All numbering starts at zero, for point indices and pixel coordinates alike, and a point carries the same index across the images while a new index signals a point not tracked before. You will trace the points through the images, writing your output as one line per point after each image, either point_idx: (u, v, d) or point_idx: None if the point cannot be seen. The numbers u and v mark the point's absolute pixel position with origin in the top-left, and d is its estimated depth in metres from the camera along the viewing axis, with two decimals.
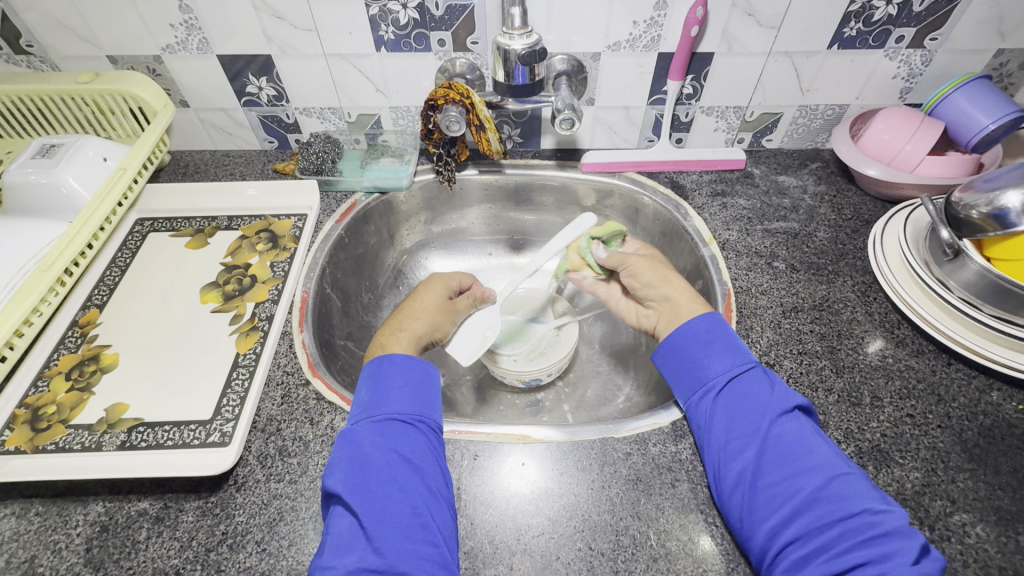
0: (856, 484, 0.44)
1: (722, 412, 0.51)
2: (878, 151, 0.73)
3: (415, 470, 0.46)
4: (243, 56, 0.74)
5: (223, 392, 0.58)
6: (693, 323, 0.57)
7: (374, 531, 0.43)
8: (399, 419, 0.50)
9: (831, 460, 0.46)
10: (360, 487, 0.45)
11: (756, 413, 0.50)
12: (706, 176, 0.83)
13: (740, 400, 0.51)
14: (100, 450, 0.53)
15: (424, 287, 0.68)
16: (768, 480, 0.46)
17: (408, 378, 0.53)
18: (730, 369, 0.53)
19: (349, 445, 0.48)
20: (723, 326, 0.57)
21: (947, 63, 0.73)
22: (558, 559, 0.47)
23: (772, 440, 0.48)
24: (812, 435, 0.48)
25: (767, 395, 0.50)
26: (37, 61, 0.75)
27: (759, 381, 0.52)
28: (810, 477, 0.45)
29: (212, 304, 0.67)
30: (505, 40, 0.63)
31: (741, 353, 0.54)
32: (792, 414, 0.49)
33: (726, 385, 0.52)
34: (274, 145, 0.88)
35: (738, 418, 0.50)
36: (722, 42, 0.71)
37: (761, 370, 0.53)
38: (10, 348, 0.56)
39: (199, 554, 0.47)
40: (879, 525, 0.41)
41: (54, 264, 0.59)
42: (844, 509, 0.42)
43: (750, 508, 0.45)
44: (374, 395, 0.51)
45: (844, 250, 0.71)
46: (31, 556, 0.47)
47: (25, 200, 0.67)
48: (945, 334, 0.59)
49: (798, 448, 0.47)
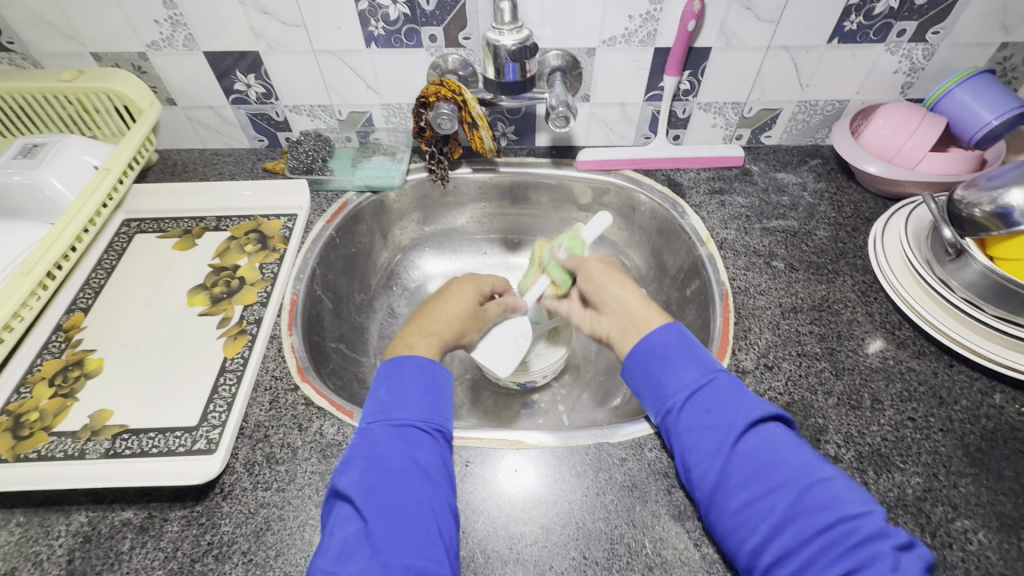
0: (831, 492, 0.42)
1: (687, 430, 0.48)
2: (879, 148, 0.71)
3: (431, 482, 0.45)
4: (231, 53, 0.72)
5: (210, 398, 0.57)
6: (654, 335, 0.54)
7: (380, 542, 0.41)
8: (415, 426, 0.48)
9: (804, 468, 0.44)
10: (373, 490, 0.44)
11: (720, 428, 0.47)
12: (704, 173, 0.82)
13: (704, 416, 0.48)
14: (84, 458, 0.52)
15: (457, 286, 0.64)
16: (740, 500, 0.44)
17: (430, 384, 0.51)
18: (692, 382, 0.50)
19: (366, 447, 0.46)
20: (683, 337, 0.54)
21: (950, 57, 0.72)
22: (552, 569, 0.46)
23: (740, 454, 0.45)
24: (784, 442, 0.46)
25: (731, 408, 0.48)
26: (19, 58, 0.74)
27: (723, 393, 0.49)
28: (785, 489, 0.43)
29: (200, 307, 0.66)
30: (494, 36, 0.61)
31: (703, 364, 0.51)
32: (761, 423, 0.47)
33: (689, 402, 0.49)
34: (264, 144, 0.86)
35: (701, 436, 0.47)
36: (719, 37, 0.70)
37: (724, 381, 0.50)
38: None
39: (184, 566, 0.46)
40: (858, 534, 0.40)
41: (33, 270, 0.57)
42: (821, 522, 0.41)
43: (730, 527, 0.44)
44: (391, 396, 0.50)
45: (844, 249, 0.70)
46: (12, 567, 0.46)
47: (7, 201, 0.66)
48: (945, 334, 0.58)
49: (766, 460, 0.45)
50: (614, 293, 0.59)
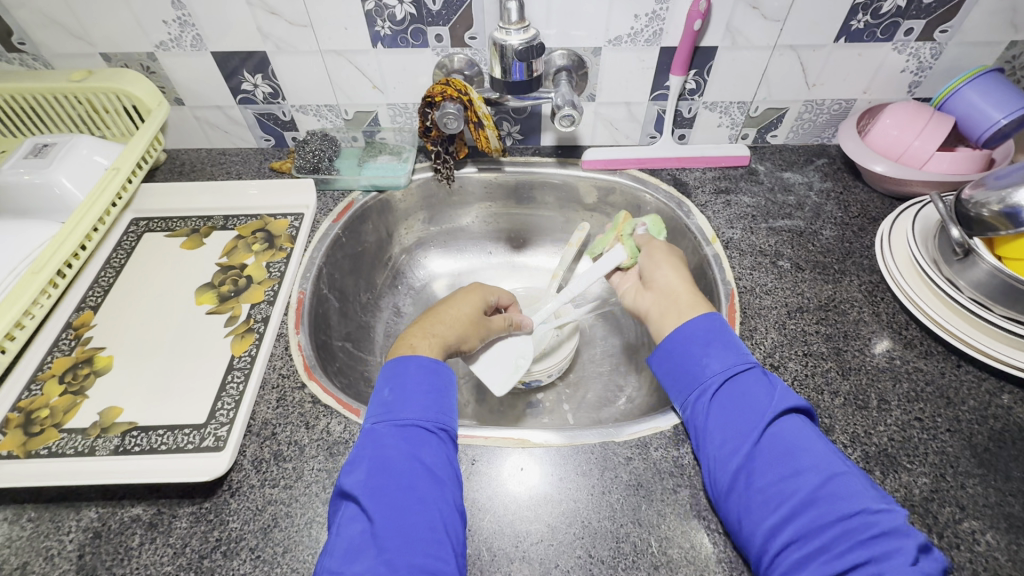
0: (857, 484, 0.43)
1: (720, 411, 0.49)
2: (886, 147, 0.71)
3: (436, 480, 0.45)
4: (239, 53, 0.73)
5: (218, 396, 0.57)
6: (698, 319, 0.55)
7: (385, 541, 0.41)
8: (420, 425, 0.48)
9: (831, 460, 0.44)
10: (378, 490, 0.44)
11: (754, 412, 0.48)
12: (710, 172, 0.81)
13: (735, 399, 0.49)
14: (93, 455, 0.53)
15: (463, 294, 0.64)
16: (765, 481, 0.44)
17: (434, 384, 0.51)
18: (729, 367, 0.51)
19: (371, 447, 0.46)
20: (720, 325, 0.55)
21: (958, 56, 0.71)
22: (557, 567, 0.46)
23: (768, 439, 0.46)
24: (813, 434, 0.47)
25: (766, 395, 0.49)
26: (30, 59, 0.74)
27: (757, 381, 0.50)
28: (809, 475, 0.43)
29: (207, 306, 0.66)
30: (501, 35, 0.61)
31: (739, 352, 0.53)
32: (793, 414, 0.48)
33: (725, 383, 0.51)
34: (270, 143, 0.86)
35: (734, 418, 0.48)
36: (725, 36, 0.70)
37: (761, 371, 0.51)
38: (10, 339, 0.56)
39: (192, 562, 0.46)
40: (878, 524, 0.40)
41: (44, 268, 0.58)
42: (843, 509, 0.41)
43: (748, 508, 0.44)
44: (396, 396, 0.50)
45: (850, 249, 0.70)
46: (23, 562, 0.47)
47: (18, 200, 0.67)
48: (952, 334, 0.57)
49: (795, 448, 0.45)
50: (667, 275, 0.63)
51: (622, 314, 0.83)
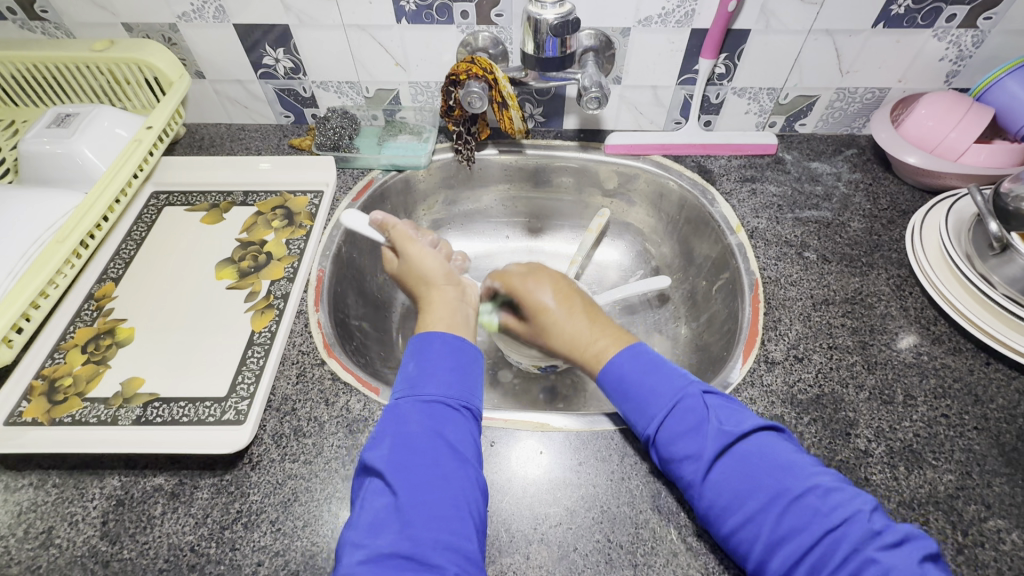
0: (809, 507, 0.40)
1: (666, 462, 0.46)
2: (921, 138, 0.69)
3: (458, 457, 0.45)
4: (260, 26, 0.72)
5: (238, 370, 0.57)
6: (609, 365, 0.51)
7: (410, 514, 0.41)
8: (445, 403, 0.47)
9: (779, 486, 0.42)
10: (402, 466, 0.43)
11: (691, 458, 0.45)
12: (735, 160, 0.80)
13: (671, 447, 0.46)
14: (116, 424, 0.53)
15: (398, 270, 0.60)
16: (725, 529, 0.42)
17: (459, 360, 0.50)
18: (655, 413, 0.48)
19: (393, 423, 0.46)
20: (641, 357, 0.51)
21: (999, 45, 0.69)
22: (576, 551, 0.46)
23: (714, 480, 0.44)
24: (756, 455, 0.44)
25: (700, 433, 0.45)
26: (51, 28, 0.74)
27: (688, 416, 0.46)
28: (763, 513, 0.41)
29: (228, 281, 0.66)
30: (536, 9, 0.60)
31: (661, 388, 0.49)
32: (731, 441, 0.45)
33: (658, 431, 0.47)
34: (290, 120, 0.86)
35: (678, 467, 0.45)
36: (759, 19, 0.68)
37: (688, 404, 0.47)
38: (34, 309, 0.56)
39: (214, 532, 0.47)
40: (845, 545, 0.38)
41: (69, 237, 0.58)
42: (806, 540, 0.40)
43: (728, 548, 0.43)
44: (420, 371, 0.49)
45: (879, 242, 0.68)
46: (48, 527, 0.47)
47: (41, 169, 0.67)
48: (1017, 352, 0.54)
49: (743, 485, 0.43)
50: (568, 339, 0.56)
51: (640, 302, 0.82)
